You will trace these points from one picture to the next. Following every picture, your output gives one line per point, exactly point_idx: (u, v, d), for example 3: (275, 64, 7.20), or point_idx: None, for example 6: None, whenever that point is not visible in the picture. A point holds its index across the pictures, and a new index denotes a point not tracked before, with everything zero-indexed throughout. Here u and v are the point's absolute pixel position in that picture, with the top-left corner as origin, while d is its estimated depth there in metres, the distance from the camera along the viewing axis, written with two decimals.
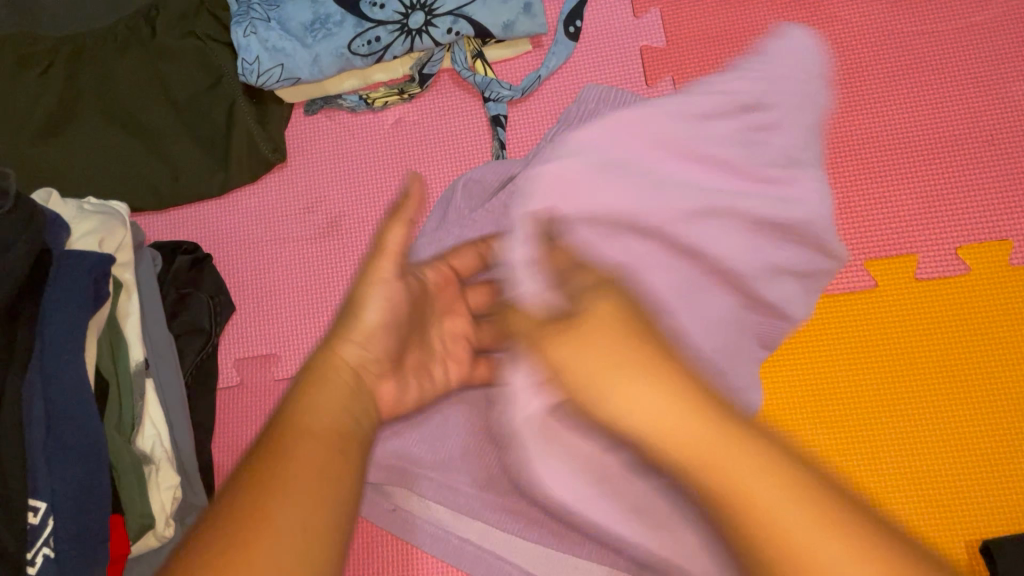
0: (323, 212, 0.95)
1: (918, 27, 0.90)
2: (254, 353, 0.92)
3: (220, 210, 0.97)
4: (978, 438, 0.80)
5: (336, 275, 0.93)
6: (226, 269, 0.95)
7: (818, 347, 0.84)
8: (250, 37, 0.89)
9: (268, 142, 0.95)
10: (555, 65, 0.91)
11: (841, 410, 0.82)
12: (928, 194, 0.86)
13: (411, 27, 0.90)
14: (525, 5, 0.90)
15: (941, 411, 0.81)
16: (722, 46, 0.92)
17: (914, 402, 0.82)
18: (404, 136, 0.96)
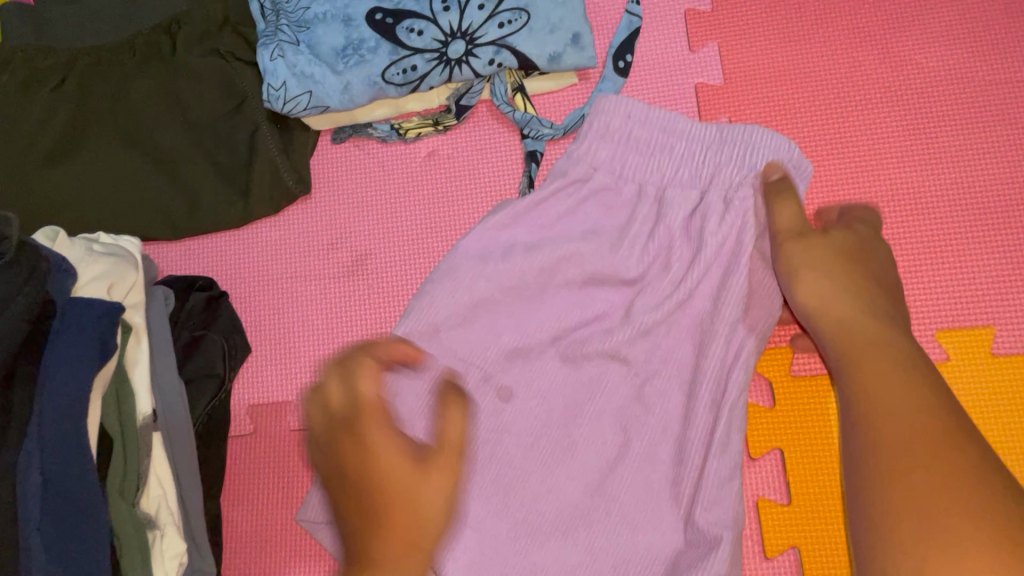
0: (348, 249, 0.89)
1: (999, 75, 0.83)
2: (269, 400, 0.86)
3: (239, 242, 0.91)
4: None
5: (359, 318, 0.87)
6: (242, 306, 0.89)
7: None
8: (277, 61, 0.83)
9: (292, 172, 0.89)
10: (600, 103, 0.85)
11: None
12: (1007, 259, 0.79)
13: (451, 56, 0.83)
14: (574, 36, 0.83)
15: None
16: (782, 87, 0.85)
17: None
18: (437, 170, 0.89)
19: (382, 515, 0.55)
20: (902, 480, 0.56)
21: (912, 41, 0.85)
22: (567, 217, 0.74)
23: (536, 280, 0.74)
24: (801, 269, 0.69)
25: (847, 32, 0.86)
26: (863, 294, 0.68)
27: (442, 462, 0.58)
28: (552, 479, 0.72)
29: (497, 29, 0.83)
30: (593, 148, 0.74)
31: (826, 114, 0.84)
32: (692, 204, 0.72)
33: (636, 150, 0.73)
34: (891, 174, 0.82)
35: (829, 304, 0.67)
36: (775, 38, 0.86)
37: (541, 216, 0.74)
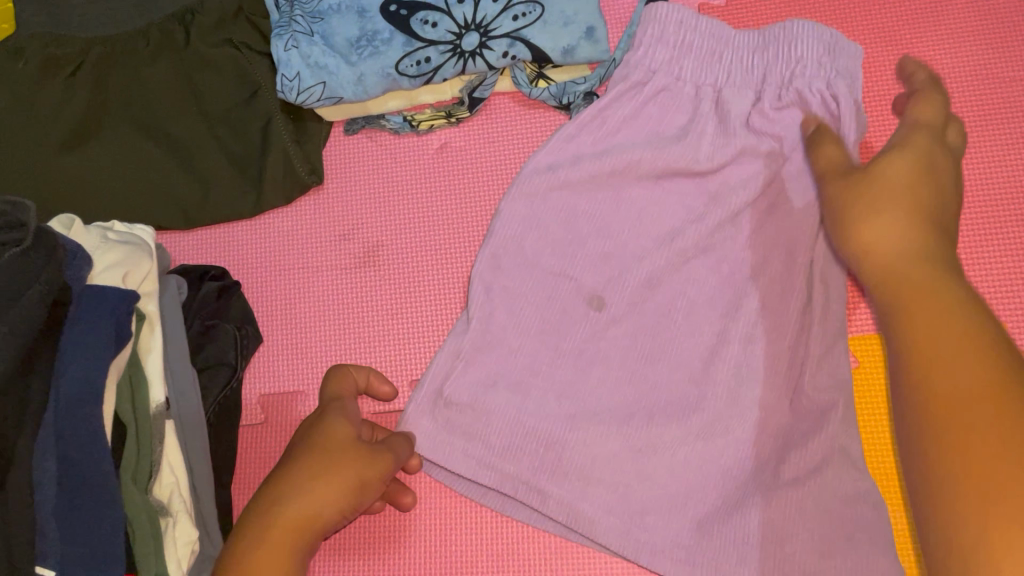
0: (360, 240, 0.89)
1: (1012, 73, 0.83)
2: (281, 390, 0.86)
3: (251, 232, 0.91)
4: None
5: (371, 309, 0.87)
6: (254, 296, 0.89)
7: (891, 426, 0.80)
8: (291, 52, 0.83)
9: (305, 163, 0.89)
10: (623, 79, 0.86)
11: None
12: (1019, 255, 0.79)
13: (465, 48, 0.83)
14: (587, 30, 0.83)
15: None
16: None
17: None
18: (449, 163, 0.90)
19: (272, 504, 0.64)
20: (933, 368, 0.50)
21: (926, 37, 0.85)
22: (632, 123, 0.81)
23: (597, 183, 0.80)
24: (858, 221, 0.62)
25: (862, 27, 0.85)
26: (927, 238, 0.59)
27: (307, 470, 0.66)
28: (631, 390, 0.77)
29: (511, 22, 0.83)
30: (649, 52, 0.81)
31: None
32: (748, 101, 0.80)
33: (689, 52, 0.80)
34: None
35: (881, 242, 0.60)
36: None
37: (605, 131, 0.81)
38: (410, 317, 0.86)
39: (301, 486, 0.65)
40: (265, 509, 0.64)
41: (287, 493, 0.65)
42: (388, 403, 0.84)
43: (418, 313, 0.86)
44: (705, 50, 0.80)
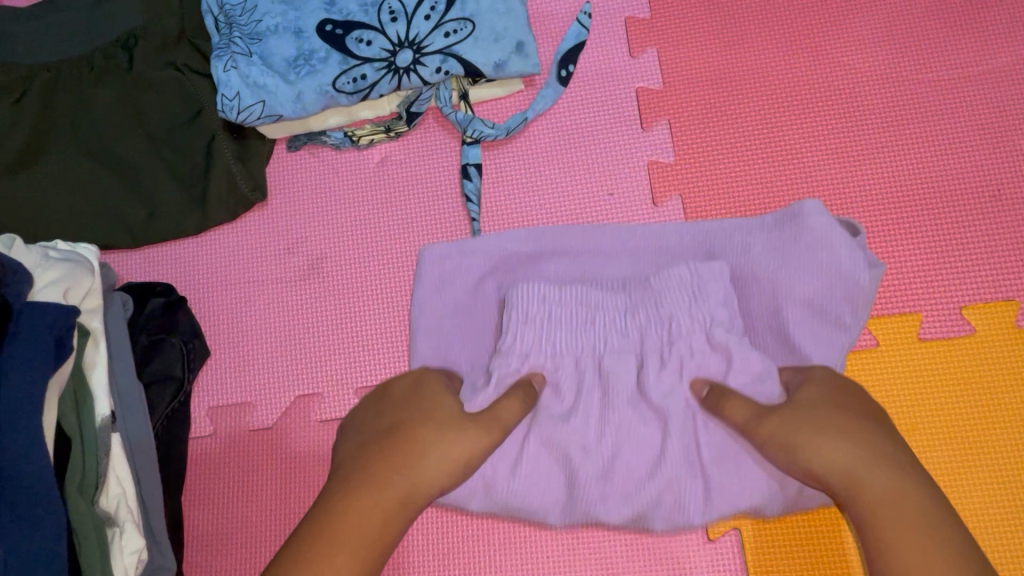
0: (304, 252, 0.91)
1: (922, 75, 0.86)
2: (228, 402, 0.88)
3: (198, 249, 0.93)
4: (1004, 492, 0.75)
5: (316, 320, 0.89)
6: (201, 311, 0.91)
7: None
8: (230, 72, 0.85)
9: (247, 179, 0.91)
10: (543, 107, 0.88)
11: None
12: (931, 249, 0.81)
13: (399, 65, 0.86)
14: (518, 45, 0.86)
15: (963, 477, 0.76)
16: (718, 89, 0.89)
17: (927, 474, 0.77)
18: (389, 176, 0.92)
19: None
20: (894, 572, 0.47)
21: (839, 43, 0.88)
22: (598, 453, 0.70)
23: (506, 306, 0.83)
24: (798, 434, 0.56)
25: (778, 36, 0.89)
26: (871, 440, 0.54)
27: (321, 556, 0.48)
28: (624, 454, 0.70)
29: (443, 39, 0.86)
30: (518, 338, 0.71)
31: (760, 111, 0.87)
32: (634, 367, 0.70)
33: (558, 330, 0.71)
34: (822, 174, 0.85)
35: (829, 456, 0.53)
36: (711, 43, 0.90)
37: (574, 496, 0.70)
38: (355, 326, 0.88)
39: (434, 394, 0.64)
40: (384, 457, 0.56)
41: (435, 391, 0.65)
42: (333, 411, 0.86)
43: (361, 321, 0.88)
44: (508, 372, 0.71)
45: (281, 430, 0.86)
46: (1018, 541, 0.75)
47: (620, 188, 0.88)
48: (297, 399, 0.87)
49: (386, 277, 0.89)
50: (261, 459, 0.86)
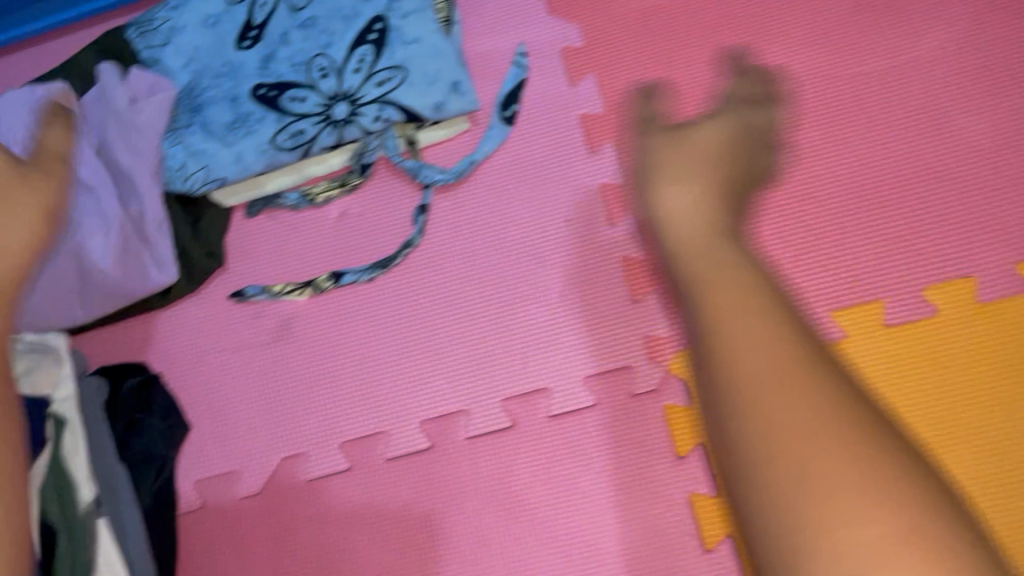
0: (273, 315, 0.91)
1: (852, 68, 0.88)
2: (214, 474, 0.87)
3: (167, 325, 0.92)
4: (1006, 455, 0.74)
5: (291, 381, 0.88)
6: (177, 387, 0.91)
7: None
8: (177, 147, 0.89)
9: (205, 249, 0.92)
10: (490, 149, 0.91)
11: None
12: (886, 235, 0.82)
13: (335, 117, 0.87)
14: (453, 84, 0.87)
15: (964, 454, 0.74)
16: (657, 107, 0.91)
17: (925, 456, 0.76)
18: (348, 231, 0.92)
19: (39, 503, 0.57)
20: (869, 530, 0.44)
21: (767, 48, 0.90)
22: None
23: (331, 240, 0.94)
24: None
25: (708, 49, 0.92)
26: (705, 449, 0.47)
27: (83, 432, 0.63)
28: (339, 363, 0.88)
29: (377, 88, 0.87)
30: None
31: (700, 123, 0.89)
32: None
33: None
34: (767, 175, 0.86)
35: None
36: (645, 64, 0.93)
37: None
38: (330, 381, 0.88)
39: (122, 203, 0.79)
40: None
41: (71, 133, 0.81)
42: (319, 469, 0.85)
43: (336, 377, 0.88)
44: None
45: (268, 496, 0.86)
46: None
47: (576, 213, 0.89)
48: (281, 462, 0.86)
49: (356, 329, 0.89)
50: (253, 526, 0.85)
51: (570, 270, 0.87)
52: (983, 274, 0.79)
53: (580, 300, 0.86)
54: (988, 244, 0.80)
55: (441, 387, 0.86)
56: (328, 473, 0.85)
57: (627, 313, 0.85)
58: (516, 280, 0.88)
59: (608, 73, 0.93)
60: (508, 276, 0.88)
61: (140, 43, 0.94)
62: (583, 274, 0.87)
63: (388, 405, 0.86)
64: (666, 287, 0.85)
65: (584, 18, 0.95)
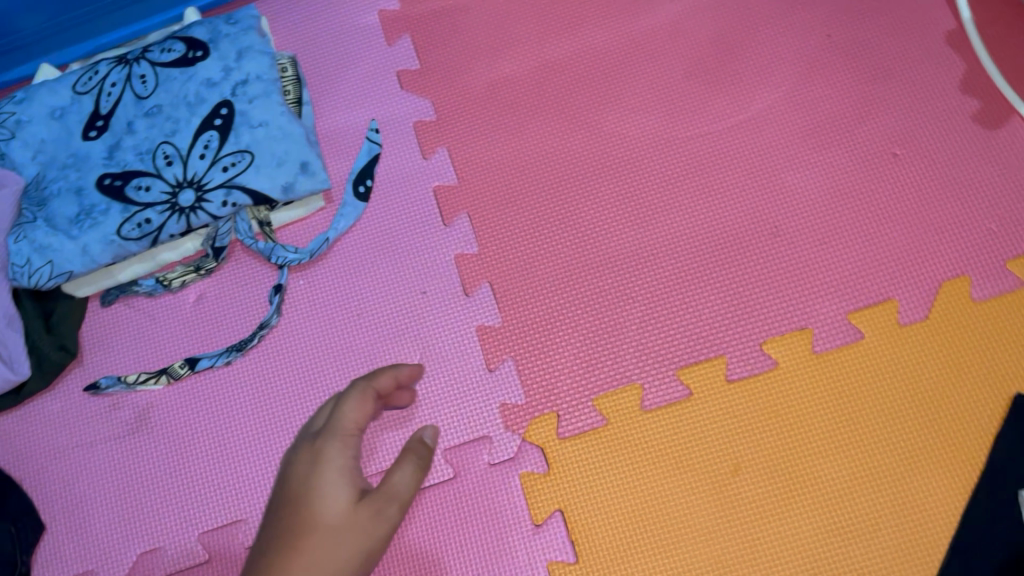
0: (130, 405, 0.89)
1: (691, 131, 0.91)
2: (71, 573, 0.85)
3: (18, 422, 0.90)
4: (848, 505, 0.78)
5: (149, 472, 0.87)
6: (30, 485, 0.88)
7: (668, 490, 0.80)
8: (21, 242, 0.87)
9: (54, 341, 0.90)
10: (344, 226, 0.91)
11: (718, 550, 0.78)
12: (729, 291, 0.84)
13: (183, 204, 0.87)
14: (301, 165, 0.89)
15: (811, 507, 0.78)
16: (508, 176, 0.92)
17: (768, 509, 0.79)
18: (206, 314, 0.91)
19: None
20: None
21: (610, 114, 0.93)
22: None
23: (216, 320, 0.91)
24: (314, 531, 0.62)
25: (554, 116, 0.94)
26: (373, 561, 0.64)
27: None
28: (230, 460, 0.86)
29: (222, 173, 0.88)
30: None
31: (549, 190, 0.91)
32: None
33: None
34: (614, 238, 0.88)
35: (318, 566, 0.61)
36: (494, 134, 0.94)
37: None
38: (190, 469, 0.86)
39: (334, 453, 0.66)
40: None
41: (321, 464, 0.65)
42: (177, 561, 0.84)
43: (195, 464, 0.86)
44: None
45: None
46: (858, 559, 0.77)
47: (433, 285, 0.90)
48: (140, 556, 0.84)
49: (216, 413, 0.88)
50: None
51: (428, 343, 0.88)
52: (817, 326, 0.82)
53: (439, 372, 0.87)
54: (822, 295, 0.83)
55: None
56: (187, 565, 0.83)
57: (484, 381, 0.85)
58: (374, 355, 0.88)
59: (459, 145, 0.94)
60: (366, 352, 0.88)
61: None
62: (440, 345, 0.87)
63: (249, 492, 0.85)
64: (521, 354, 0.86)
65: (437, 89, 0.96)
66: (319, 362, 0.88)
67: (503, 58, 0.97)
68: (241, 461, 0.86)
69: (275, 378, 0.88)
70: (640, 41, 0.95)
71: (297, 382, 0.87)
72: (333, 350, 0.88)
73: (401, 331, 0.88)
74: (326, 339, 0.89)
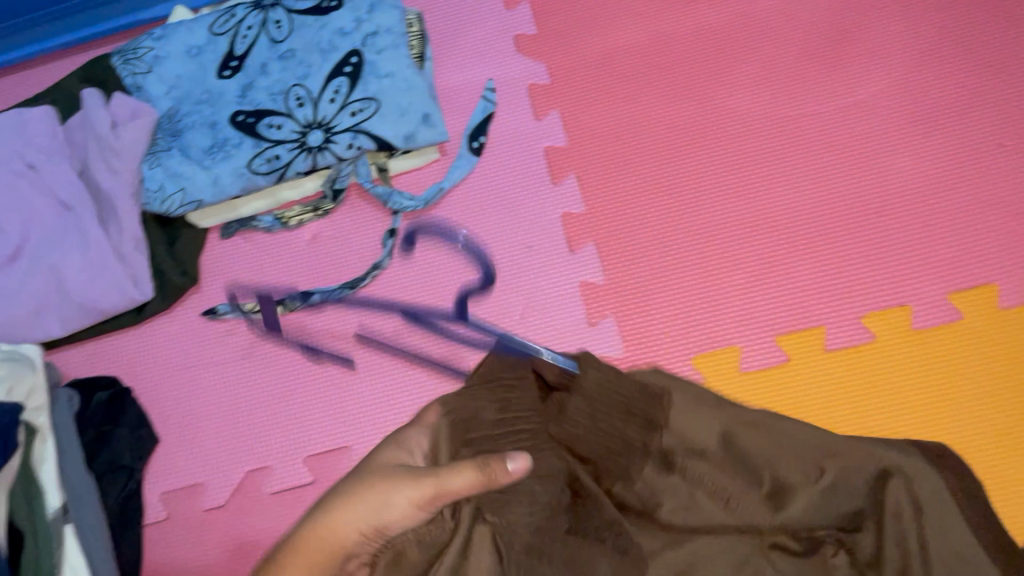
0: (245, 332, 0.94)
1: (801, 110, 0.93)
2: (181, 485, 0.89)
3: (138, 340, 0.95)
4: None
5: (260, 396, 0.91)
6: (146, 399, 0.93)
7: None
8: (155, 168, 0.92)
9: (177, 267, 0.95)
10: (457, 178, 0.95)
11: None
12: (830, 266, 0.87)
13: (311, 144, 0.92)
14: (423, 116, 0.92)
15: None
16: (619, 141, 0.95)
17: None
18: (321, 253, 0.96)
19: None
20: None
21: (722, 89, 0.96)
22: None
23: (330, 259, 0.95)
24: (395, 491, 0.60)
25: (667, 87, 0.97)
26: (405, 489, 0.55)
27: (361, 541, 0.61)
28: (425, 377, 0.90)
29: (350, 118, 0.92)
30: None
31: (658, 157, 0.94)
32: None
33: None
34: (719, 206, 0.91)
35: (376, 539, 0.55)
36: (607, 100, 0.97)
37: None
38: (299, 396, 0.91)
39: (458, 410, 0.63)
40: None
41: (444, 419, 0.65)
42: (282, 482, 0.88)
43: (304, 393, 0.91)
44: None
45: (234, 507, 0.88)
46: None
47: (540, 239, 0.93)
48: (247, 474, 0.89)
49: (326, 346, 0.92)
50: (216, 537, 0.87)
51: (533, 294, 0.91)
52: (918, 304, 0.85)
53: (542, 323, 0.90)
54: (923, 276, 0.86)
55: (406, 404, 0.89)
56: (292, 486, 0.88)
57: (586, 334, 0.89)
58: (480, 302, 0.92)
59: (573, 108, 0.97)
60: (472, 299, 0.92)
61: (121, 69, 0.97)
62: (544, 299, 0.91)
63: (354, 422, 0.89)
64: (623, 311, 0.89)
65: (552, 54, 1.00)
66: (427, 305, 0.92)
67: (618, 28, 1.00)
68: (348, 392, 0.90)
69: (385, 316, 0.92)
70: (756, 21, 0.98)
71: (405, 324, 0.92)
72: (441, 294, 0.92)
73: (507, 281, 0.92)
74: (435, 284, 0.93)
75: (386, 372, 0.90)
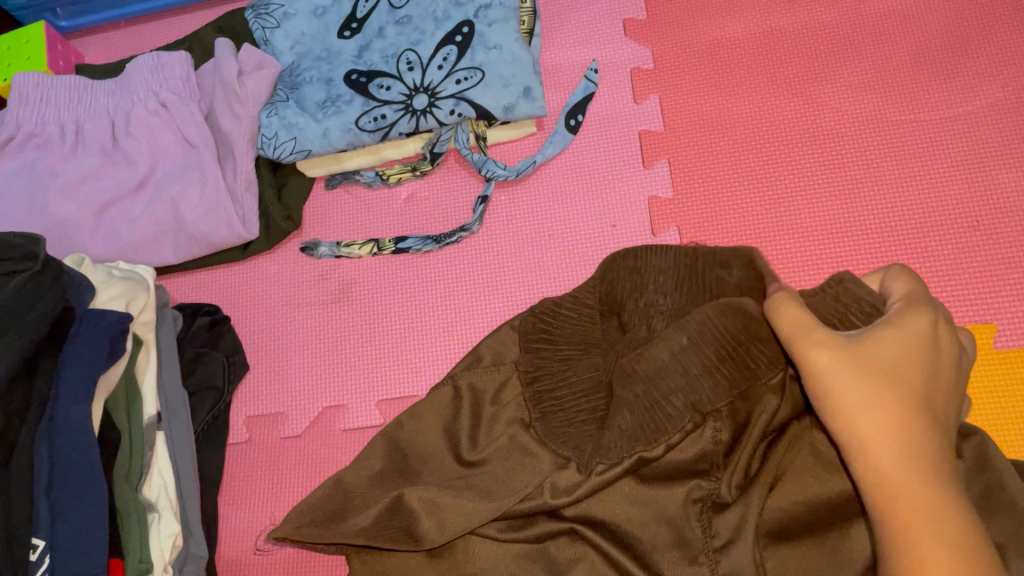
0: (336, 279, 1.00)
1: (904, 117, 0.92)
2: (263, 412, 0.96)
3: (241, 275, 1.02)
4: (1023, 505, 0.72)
5: (343, 340, 0.97)
6: (243, 331, 1.00)
7: None
8: (272, 118, 0.98)
9: (282, 210, 1.01)
10: (551, 152, 0.97)
11: None
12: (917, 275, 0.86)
13: (415, 107, 0.97)
14: (525, 90, 0.95)
15: None
16: (714, 133, 0.96)
17: None
18: (415, 211, 1.01)
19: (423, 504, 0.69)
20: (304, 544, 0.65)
21: (826, 88, 0.95)
22: (69, 193, 0.98)
23: (422, 218, 1.00)
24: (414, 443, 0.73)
25: (769, 81, 0.96)
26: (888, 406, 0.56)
27: None
28: None
29: (455, 85, 0.96)
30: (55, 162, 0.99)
31: (751, 152, 0.94)
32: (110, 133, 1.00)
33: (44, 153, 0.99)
34: (803, 205, 0.91)
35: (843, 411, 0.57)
36: (706, 91, 0.98)
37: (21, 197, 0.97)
38: (381, 343, 0.96)
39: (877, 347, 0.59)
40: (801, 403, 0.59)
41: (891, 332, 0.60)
42: (356, 421, 0.93)
43: (385, 340, 0.96)
44: (38, 181, 0.98)
45: (309, 439, 0.94)
46: None
47: (625, 219, 0.95)
48: (324, 410, 0.95)
49: (410, 299, 0.97)
50: (289, 464, 0.94)
51: None
52: (1003, 321, 0.83)
53: None
54: (1011, 294, 0.84)
55: None
56: (364, 425, 0.93)
57: None
58: (558, 275, 0.95)
59: (673, 94, 0.98)
60: (552, 270, 0.95)
61: (252, 23, 1.04)
62: None
63: (428, 373, 0.94)
64: None
65: (658, 41, 1.01)
66: (508, 271, 0.96)
67: (725, 21, 1.00)
68: (425, 345, 0.95)
69: (467, 278, 0.97)
70: (868, 24, 0.96)
71: (484, 288, 0.96)
72: (522, 263, 0.96)
73: (588, 257, 0.95)
74: (518, 252, 0.96)
75: (463, 330, 0.95)
